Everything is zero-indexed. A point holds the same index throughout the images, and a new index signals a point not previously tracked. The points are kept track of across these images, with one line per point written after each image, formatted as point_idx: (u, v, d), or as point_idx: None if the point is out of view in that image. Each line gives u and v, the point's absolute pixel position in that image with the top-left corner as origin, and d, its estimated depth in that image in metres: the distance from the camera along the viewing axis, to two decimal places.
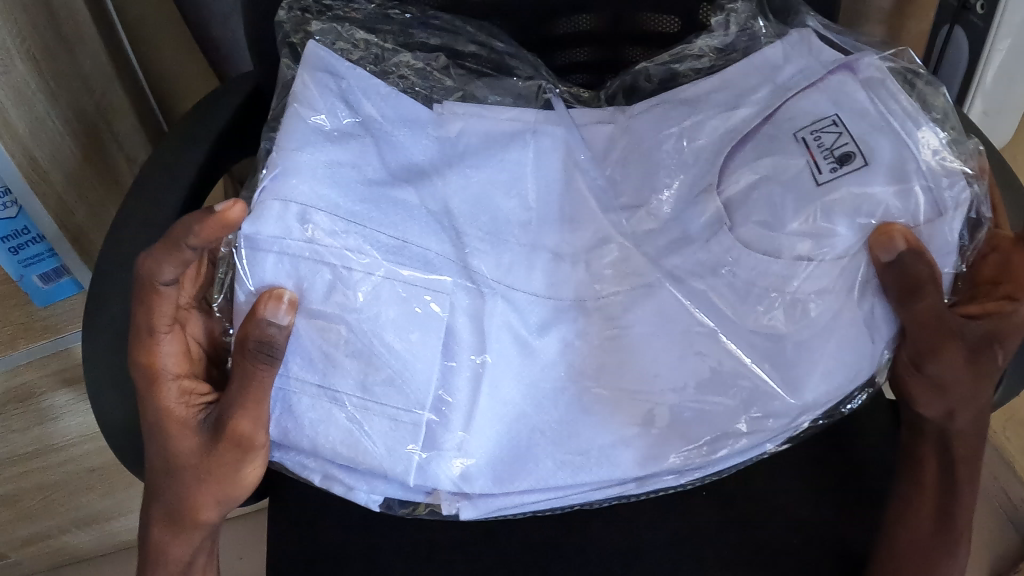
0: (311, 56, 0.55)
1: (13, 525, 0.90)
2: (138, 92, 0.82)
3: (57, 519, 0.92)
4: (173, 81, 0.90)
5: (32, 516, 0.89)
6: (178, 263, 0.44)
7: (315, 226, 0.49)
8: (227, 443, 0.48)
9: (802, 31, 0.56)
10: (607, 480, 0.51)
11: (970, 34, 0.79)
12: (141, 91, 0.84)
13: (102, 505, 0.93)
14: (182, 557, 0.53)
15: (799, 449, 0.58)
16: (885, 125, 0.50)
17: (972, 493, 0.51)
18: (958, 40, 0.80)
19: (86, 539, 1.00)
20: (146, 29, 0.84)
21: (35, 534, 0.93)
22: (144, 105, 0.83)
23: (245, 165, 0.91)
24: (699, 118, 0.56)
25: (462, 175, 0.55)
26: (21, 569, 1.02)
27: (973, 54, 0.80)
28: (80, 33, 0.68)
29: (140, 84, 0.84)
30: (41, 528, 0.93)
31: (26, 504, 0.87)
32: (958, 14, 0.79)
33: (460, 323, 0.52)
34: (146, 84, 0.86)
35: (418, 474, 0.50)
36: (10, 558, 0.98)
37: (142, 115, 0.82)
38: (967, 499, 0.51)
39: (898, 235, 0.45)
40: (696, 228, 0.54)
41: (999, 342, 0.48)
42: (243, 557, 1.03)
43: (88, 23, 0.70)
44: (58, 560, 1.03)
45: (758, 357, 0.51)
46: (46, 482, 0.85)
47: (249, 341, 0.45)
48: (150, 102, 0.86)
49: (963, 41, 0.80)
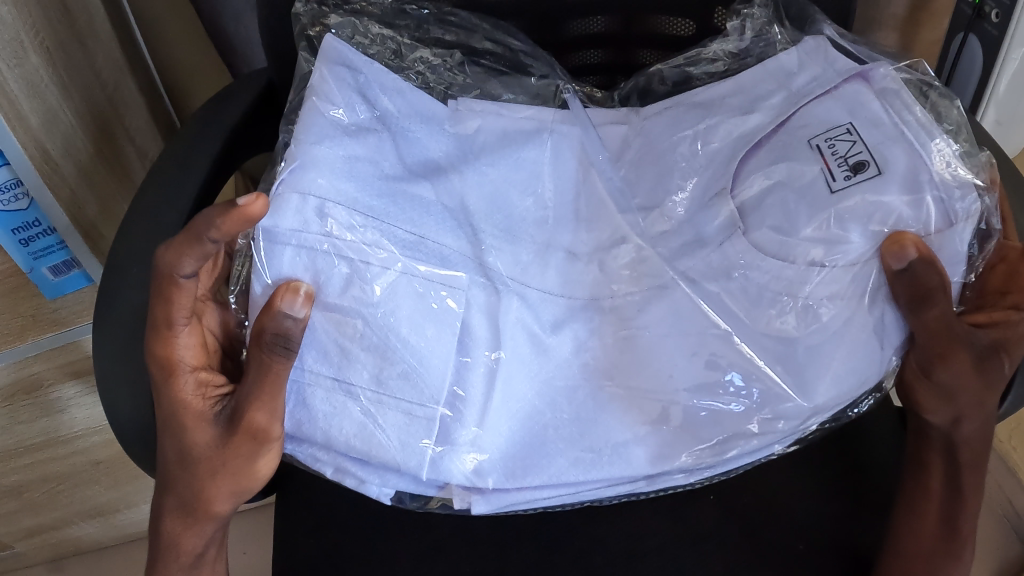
0: (329, 49, 0.54)
1: (18, 516, 0.89)
2: (148, 85, 0.83)
3: (61, 510, 0.91)
4: (185, 75, 0.89)
5: (36, 507, 0.89)
6: (199, 255, 0.44)
7: (333, 220, 0.49)
8: (243, 435, 0.48)
9: (819, 38, 0.57)
10: (619, 478, 0.52)
11: (983, 42, 0.81)
12: (151, 85, 0.84)
13: (107, 497, 0.92)
14: (194, 548, 0.53)
15: (806, 452, 0.59)
16: (898, 135, 0.51)
17: (975, 499, 0.52)
18: (972, 47, 0.82)
19: (89, 531, 0.99)
20: (161, 28, 0.83)
21: (40, 525, 0.93)
22: (154, 99, 0.84)
23: (258, 162, 0.94)
24: (713, 121, 0.57)
25: (478, 172, 0.56)
26: (24, 560, 1.02)
27: (987, 62, 0.81)
28: (90, 25, 0.68)
29: (151, 79, 0.85)
30: (46, 519, 0.92)
31: (32, 495, 0.86)
32: (972, 22, 0.81)
33: (476, 319, 0.53)
34: (158, 82, 0.87)
35: (430, 469, 0.51)
36: (13, 548, 0.98)
37: (152, 106, 0.82)
38: (970, 505, 0.52)
39: (909, 244, 0.47)
40: (710, 231, 0.54)
41: (1004, 351, 0.49)
42: (247, 552, 1.03)
43: (98, 16, 0.71)
44: (60, 553, 1.03)
45: (770, 359, 0.52)
46: (50, 474, 0.84)
47: (266, 334, 0.45)
48: (160, 97, 0.86)
49: (977, 49, 0.82)
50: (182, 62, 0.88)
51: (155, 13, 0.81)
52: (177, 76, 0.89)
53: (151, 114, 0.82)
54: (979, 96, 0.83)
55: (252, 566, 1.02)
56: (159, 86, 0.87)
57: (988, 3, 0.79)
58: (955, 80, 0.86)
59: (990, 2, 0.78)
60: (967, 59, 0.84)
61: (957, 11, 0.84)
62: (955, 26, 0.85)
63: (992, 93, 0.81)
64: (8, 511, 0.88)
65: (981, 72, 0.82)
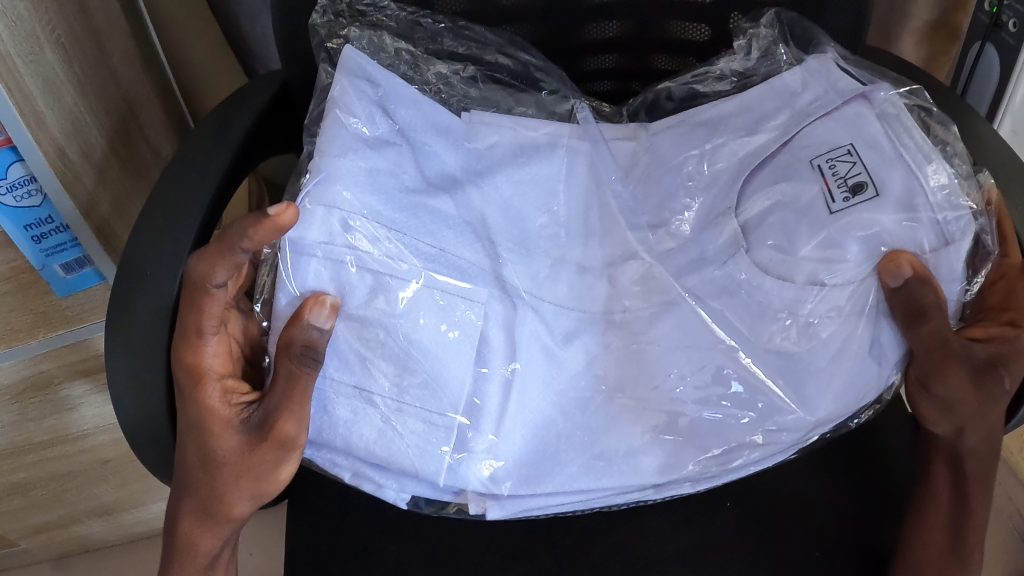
0: (348, 61, 0.55)
1: (25, 513, 0.90)
2: (165, 87, 0.84)
3: (67, 508, 0.92)
4: (202, 78, 0.91)
5: (44, 504, 0.89)
6: (231, 266, 0.46)
7: (357, 233, 0.51)
8: (271, 443, 0.50)
9: (821, 57, 0.58)
10: (629, 486, 0.54)
11: (999, 50, 0.84)
12: (167, 85, 0.85)
13: (114, 496, 0.93)
14: (210, 550, 0.55)
15: (813, 458, 0.62)
16: (896, 159, 0.53)
17: (982, 509, 0.55)
18: (989, 56, 0.86)
19: (97, 529, 1.00)
20: (179, 28, 0.85)
21: (47, 522, 0.94)
22: (171, 100, 0.85)
23: (274, 165, 0.97)
24: (719, 141, 0.59)
25: (494, 186, 0.58)
26: (28, 556, 1.04)
27: (1004, 72, 0.85)
28: (110, 28, 0.71)
29: (168, 80, 0.86)
30: (52, 517, 0.93)
31: (38, 493, 0.87)
32: (989, 31, 0.85)
33: (493, 332, 0.55)
34: (174, 82, 0.88)
35: (448, 475, 0.53)
36: (19, 545, 0.99)
37: (167, 106, 0.83)
38: (977, 515, 0.55)
39: (904, 263, 0.50)
40: (713, 250, 0.57)
41: (1004, 366, 0.51)
42: (254, 552, 1.04)
43: (117, 17, 0.73)
44: (65, 550, 1.04)
45: (772, 373, 0.54)
46: (58, 472, 0.85)
47: (296, 345, 0.47)
48: (177, 99, 0.88)
49: (994, 57, 0.85)
50: (200, 63, 0.90)
51: (172, 17, 0.84)
52: (195, 77, 0.91)
53: (167, 114, 0.83)
54: (996, 105, 0.87)
55: (258, 565, 1.03)
56: (174, 87, 0.88)
57: (1004, 13, 0.82)
58: (973, 87, 0.90)
59: (1007, 12, 0.81)
60: (983, 66, 0.87)
61: (974, 20, 0.87)
62: (971, 36, 0.88)
63: (1008, 103, 0.85)
64: (15, 507, 0.88)
65: (999, 81, 0.86)
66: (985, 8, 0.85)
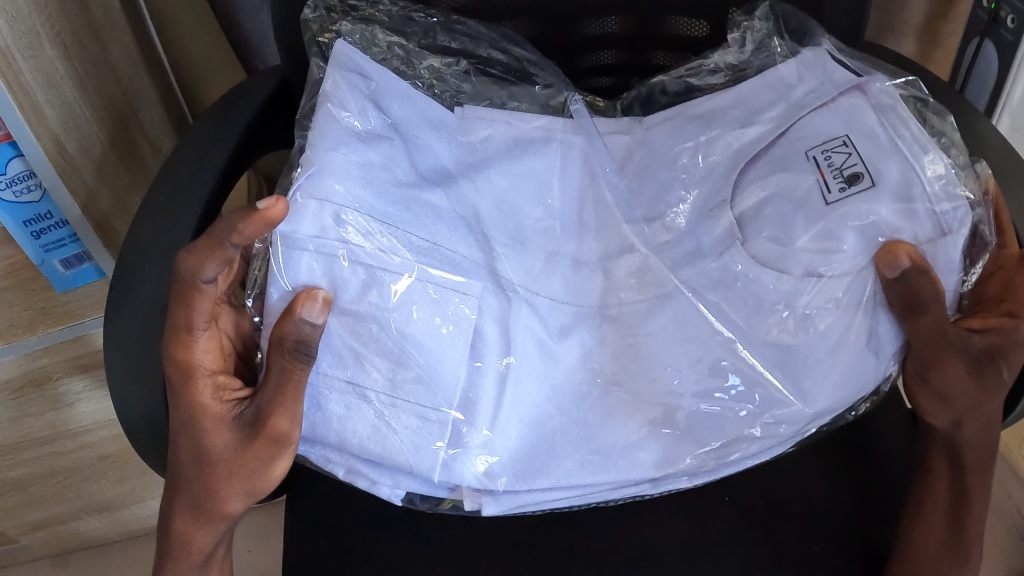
0: (340, 56, 0.55)
1: (24, 509, 0.89)
2: (165, 86, 0.84)
3: (67, 504, 0.91)
4: (201, 76, 0.91)
5: (44, 501, 0.89)
6: (221, 260, 0.46)
7: (349, 226, 0.51)
8: (263, 439, 0.49)
9: (816, 49, 0.57)
10: (626, 480, 0.54)
11: (998, 46, 0.84)
12: (167, 84, 0.85)
13: (114, 493, 0.92)
14: (204, 547, 0.54)
15: (814, 451, 0.61)
16: (893, 149, 0.53)
17: (981, 501, 0.54)
18: (988, 52, 0.86)
19: (96, 526, 0.99)
20: (179, 26, 0.85)
21: (47, 518, 0.93)
22: (171, 98, 0.85)
23: (274, 163, 0.96)
24: (713, 134, 0.59)
25: (489, 180, 0.58)
26: (28, 553, 1.03)
27: (1002, 67, 0.84)
28: (111, 25, 0.70)
29: (168, 79, 0.86)
30: (51, 513, 0.92)
31: (38, 489, 0.86)
32: (988, 27, 0.85)
33: (488, 326, 0.54)
34: (174, 80, 0.88)
35: (443, 471, 0.52)
36: (19, 542, 0.98)
37: (168, 104, 0.83)
38: (976, 507, 0.54)
39: (902, 254, 0.49)
40: (709, 243, 0.56)
41: (1001, 357, 0.50)
42: (253, 550, 1.04)
43: (117, 14, 0.72)
44: (65, 547, 1.03)
45: (770, 365, 0.54)
46: (57, 468, 0.84)
47: (287, 340, 0.46)
48: (178, 99, 0.88)
49: (993, 53, 0.85)
50: (200, 62, 0.90)
51: (172, 15, 0.84)
52: (195, 76, 0.91)
53: (167, 112, 0.82)
54: (994, 103, 0.87)
55: (258, 564, 1.03)
56: (175, 86, 0.88)
57: (1003, 9, 0.82)
58: (971, 83, 0.90)
59: (1006, 8, 0.81)
60: (982, 62, 0.87)
61: (973, 16, 0.87)
62: (970, 32, 0.88)
63: (1006, 99, 0.85)
64: (14, 504, 0.88)
65: (998, 76, 0.85)
66: (983, 4, 0.85)
